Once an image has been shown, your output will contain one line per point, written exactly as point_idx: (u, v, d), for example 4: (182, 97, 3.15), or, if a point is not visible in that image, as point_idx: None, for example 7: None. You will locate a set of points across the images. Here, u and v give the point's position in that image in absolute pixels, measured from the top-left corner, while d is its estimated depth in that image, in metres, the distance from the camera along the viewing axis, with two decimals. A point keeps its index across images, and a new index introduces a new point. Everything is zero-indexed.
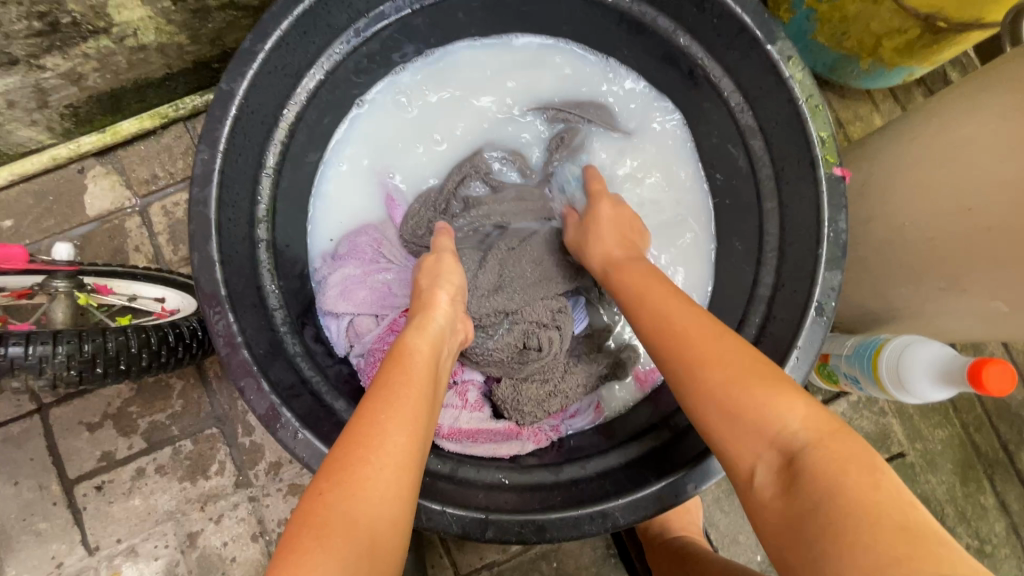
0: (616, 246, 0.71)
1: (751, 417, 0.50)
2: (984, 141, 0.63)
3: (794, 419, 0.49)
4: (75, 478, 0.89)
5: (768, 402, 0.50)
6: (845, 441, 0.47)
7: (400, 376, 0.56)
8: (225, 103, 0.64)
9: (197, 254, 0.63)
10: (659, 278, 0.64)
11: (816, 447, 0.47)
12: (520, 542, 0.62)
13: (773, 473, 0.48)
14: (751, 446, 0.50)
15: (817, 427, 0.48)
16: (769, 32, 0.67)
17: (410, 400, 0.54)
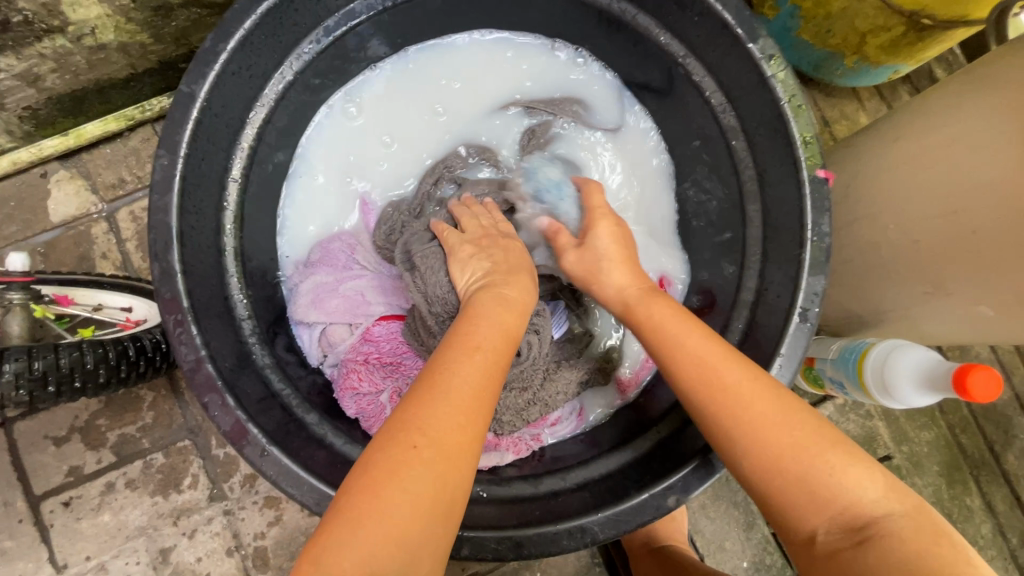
0: (633, 279, 0.64)
1: (822, 494, 0.48)
2: (968, 143, 0.62)
3: (869, 487, 0.48)
4: (41, 494, 0.86)
5: (835, 464, 0.48)
6: (921, 513, 0.47)
7: (443, 380, 0.49)
8: (185, 106, 0.61)
9: (157, 265, 0.60)
10: (664, 301, 0.61)
11: (904, 520, 0.46)
12: (496, 560, 0.60)
13: (839, 535, 0.47)
14: (817, 512, 0.48)
15: (889, 492, 0.48)
16: (751, 30, 0.65)
17: (456, 412, 0.47)
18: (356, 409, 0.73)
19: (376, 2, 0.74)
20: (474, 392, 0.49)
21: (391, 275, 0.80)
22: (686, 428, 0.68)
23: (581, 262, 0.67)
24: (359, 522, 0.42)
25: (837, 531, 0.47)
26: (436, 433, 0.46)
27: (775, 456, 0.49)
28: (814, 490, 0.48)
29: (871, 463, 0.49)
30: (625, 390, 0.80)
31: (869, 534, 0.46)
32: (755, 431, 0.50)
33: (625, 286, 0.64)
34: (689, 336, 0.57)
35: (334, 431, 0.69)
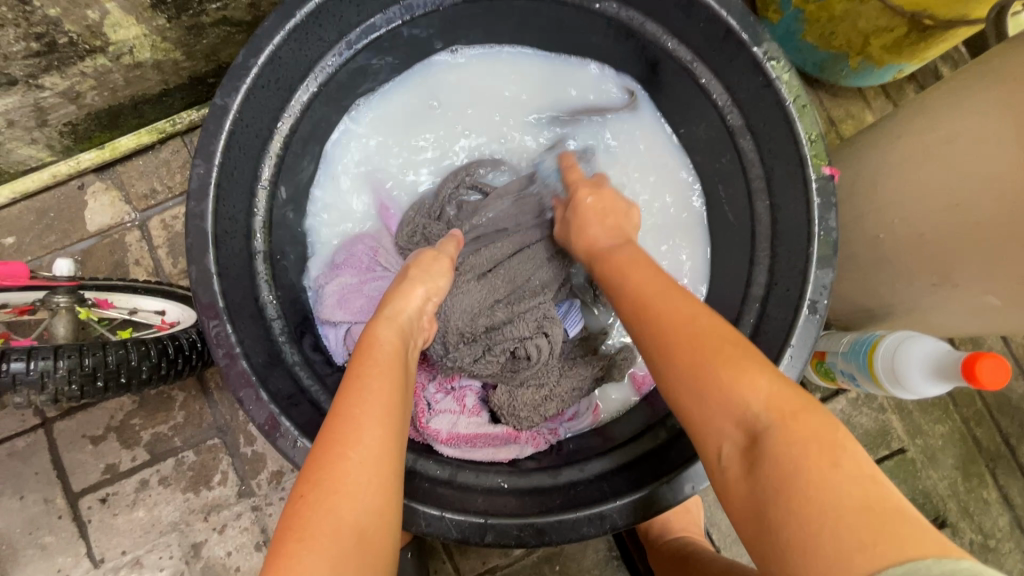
0: (604, 232, 0.70)
1: (716, 394, 0.48)
2: (971, 138, 0.63)
3: (755, 396, 0.47)
4: (79, 491, 0.90)
5: (728, 378, 0.48)
6: (807, 420, 0.45)
7: (354, 386, 0.55)
8: (220, 118, 0.65)
9: (195, 267, 0.64)
10: (614, 285, 0.62)
11: (782, 428, 0.45)
12: (519, 546, 0.62)
13: (734, 441, 0.47)
14: (716, 423, 0.48)
15: (776, 398, 0.46)
16: (755, 34, 0.68)
17: (375, 410, 0.53)
18: None
19: (395, 15, 0.78)
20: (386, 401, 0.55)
21: None
22: None
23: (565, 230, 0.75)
24: (302, 530, 0.46)
25: (735, 445, 0.47)
26: (356, 434, 0.51)
27: (698, 382, 0.49)
28: (714, 402, 0.48)
29: (773, 374, 0.48)
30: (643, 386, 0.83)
31: (759, 440, 0.45)
32: (677, 369, 0.51)
33: (596, 243, 0.69)
34: (650, 284, 0.58)
35: None
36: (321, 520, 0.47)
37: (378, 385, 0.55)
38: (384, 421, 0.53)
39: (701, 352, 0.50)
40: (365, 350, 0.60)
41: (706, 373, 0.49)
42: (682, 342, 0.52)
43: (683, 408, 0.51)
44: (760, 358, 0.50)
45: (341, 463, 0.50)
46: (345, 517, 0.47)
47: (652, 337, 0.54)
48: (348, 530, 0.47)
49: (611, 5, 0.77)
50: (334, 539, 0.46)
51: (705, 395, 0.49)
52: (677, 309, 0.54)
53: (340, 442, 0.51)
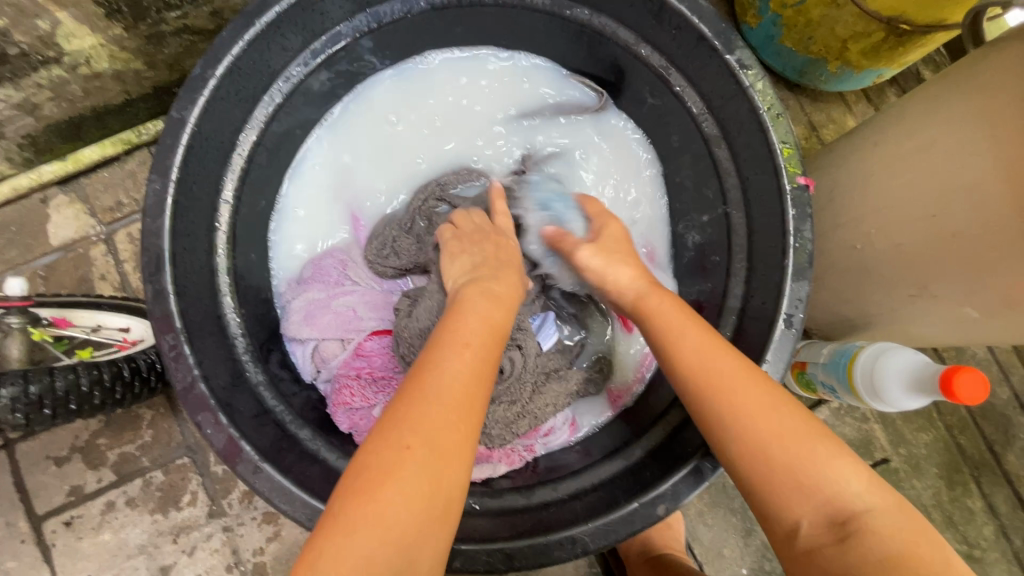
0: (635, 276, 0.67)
1: (808, 487, 0.49)
2: (948, 146, 0.62)
3: (854, 483, 0.49)
4: (43, 515, 0.87)
5: (823, 463, 0.50)
6: (927, 546, 0.47)
7: (435, 383, 0.50)
8: (175, 132, 0.63)
9: (150, 286, 0.62)
10: (666, 299, 0.63)
11: (877, 514, 0.48)
12: (489, 572, 0.60)
13: (822, 531, 0.49)
14: (803, 507, 0.49)
15: (875, 493, 0.49)
16: (728, 42, 0.66)
17: (455, 412, 0.49)
18: (348, 425, 0.74)
19: (361, 23, 0.76)
20: (468, 406, 0.50)
21: (384, 291, 0.82)
22: (676, 438, 0.69)
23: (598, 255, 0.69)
24: (355, 520, 0.44)
25: (818, 527, 0.49)
26: (428, 432, 0.47)
27: (791, 459, 0.50)
28: (795, 487, 0.50)
29: (851, 459, 0.51)
30: (618, 401, 0.81)
31: (852, 529, 0.48)
32: (745, 424, 0.52)
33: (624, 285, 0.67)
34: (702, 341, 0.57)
35: (328, 446, 0.70)
36: (383, 497, 0.45)
37: (462, 386, 0.51)
38: (461, 429, 0.49)
39: (784, 446, 0.50)
40: (450, 346, 0.54)
41: (765, 445, 0.51)
42: (779, 429, 0.51)
43: (755, 471, 0.51)
44: (832, 439, 0.51)
45: (410, 466, 0.46)
46: (403, 500, 0.45)
47: (726, 397, 0.53)
48: (401, 515, 0.45)
49: (583, 12, 0.76)
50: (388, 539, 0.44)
51: (793, 478, 0.50)
52: (732, 381, 0.54)
53: (418, 442, 0.47)
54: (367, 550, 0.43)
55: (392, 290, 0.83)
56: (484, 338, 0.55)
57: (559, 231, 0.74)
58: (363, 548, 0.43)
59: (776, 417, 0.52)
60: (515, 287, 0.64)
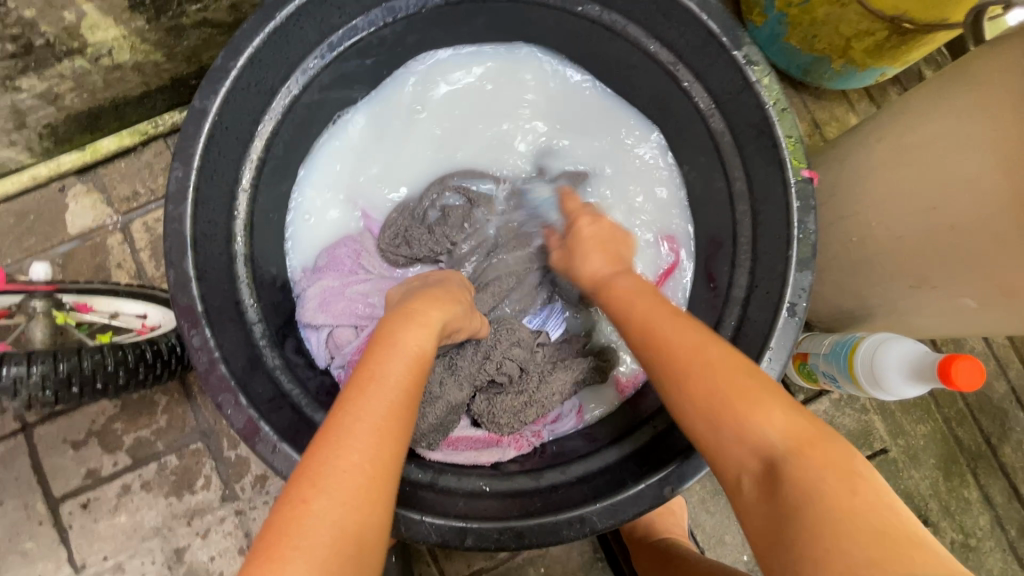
0: (607, 264, 0.69)
1: (739, 431, 0.49)
2: (947, 141, 0.64)
3: (772, 430, 0.48)
4: (60, 496, 0.89)
5: (752, 413, 0.49)
6: (826, 449, 0.46)
7: (374, 369, 0.54)
8: (198, 121, 0.65)
9: (173, 271, 0.64)
10: (630, 277, 0.65)
11: (797, 460, 0.46)
12: (500, 549, 0.62)
13: (753, 475, 0.48)
14: (736, 459, 0.49)
15: (794, 433, 0.48)
16: (735, 38, 0.68)
17: (389, 389, 0.52)
18: None
19: (377, 18, 0.78)
20: (401, 384, 0.53)
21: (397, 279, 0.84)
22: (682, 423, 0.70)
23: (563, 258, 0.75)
24: (306, 488, 0.46)
25: (756, 476, 0.48)
26: (368, 408, 0.51)
27: (717, 407, 0.51)
28: (729, 429, 0.50)
29: (788, 409, 0.50)
30: (626, 390, 0.82)
31: (776, 473, 0.47)
32: (687, 376, 0.53)
33: (596, 270, 0.69)
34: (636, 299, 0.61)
35: None
36: (333, 462, 0.47)
37: (398, 369, 0.54)
38: (396, 404, 0.52)
39: (709, 365, 0.53)
40: (385, 339, 0.57)
41: (713, 397, 0.51)
42: (703, 364, 0.53)
43: (694, 424, 0.52)
44: (776, 391, 0.51)
45: (354, 437, 0.49)
46: (346, 465, 0.47)
47: (661, 361, 0.55)
48: (350, 479, 0.47)
49: (593, 8, 0.78)
50: (340, 503, 0.46)
51: (722, 425, 0.50)
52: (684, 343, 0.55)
53: (358, 416, 0.50)
54: (322, 513, 0.45)
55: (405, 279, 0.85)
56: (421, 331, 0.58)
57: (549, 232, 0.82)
58: (316, 512, 0.45)
59: (709, 362, 0.53)
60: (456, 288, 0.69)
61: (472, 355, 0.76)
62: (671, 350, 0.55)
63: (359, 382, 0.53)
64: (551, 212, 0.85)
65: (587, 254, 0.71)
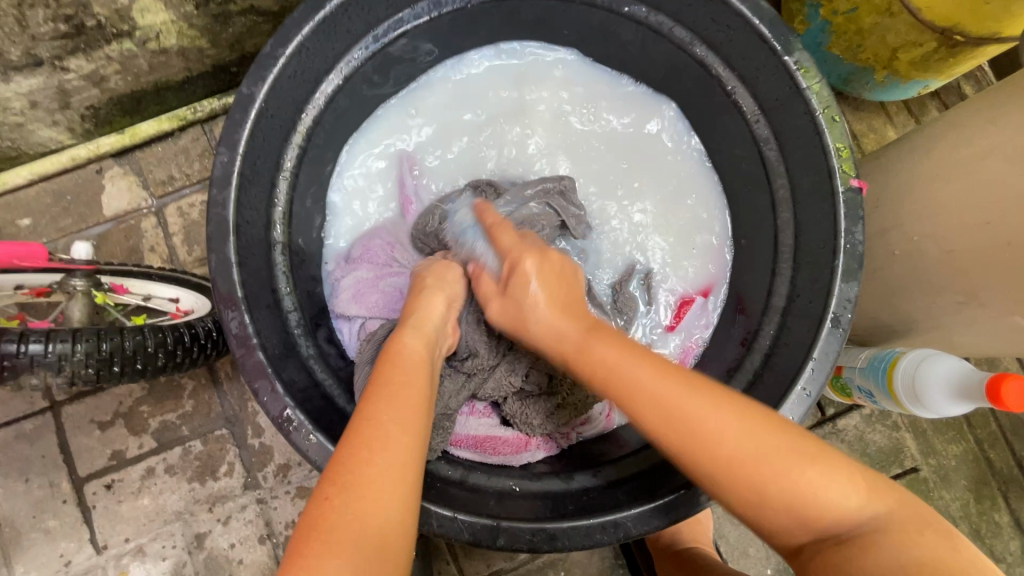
0: (570, 319, 0.59)
1: (799, 503, 0.48)
2: (1004, 155, 0.63)
3: (836, 493, 0.48)
4: (85, 477, 0.89)
5: (811, 482, 0.48)
6: (908, 507, 0.48)
7: (398, 373, 0.57)
8: (245, 107, 0.65)
9: (215, 256, 0.64)
10: (607, 339, 0.57)
11: (888, 530, 0.46)
12: (531, 551, 0.61)
13: (817, 539, 0.48)
14: (799, 526, 0.48)
15: (872, 497, 0.48)
16: (787, 43, 0.67)
17: (409, 391, 0.55)
18: None
19: (423, 11, 0.77)
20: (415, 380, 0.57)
21: None
22: None
23: (505, 313, 0.63)
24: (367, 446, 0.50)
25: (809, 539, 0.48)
26: (397, 410, 0.53)
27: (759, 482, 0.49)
28: (783, 504, 0.48)
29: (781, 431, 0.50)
30: None
31: (847, 540, 0.47)
32: (698, 438, 0.50)
33: (535, 319, 0.61)
34: (614, 350, 0.55)
35: None
36: (378, 456, 0.49)
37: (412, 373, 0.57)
38: (413, 408, 0.54)
39: (738, 443, 0.49)
40: (396, 347, 0.60)
41: (742, 466, 0.49)
42: (726, 430, 0.50)
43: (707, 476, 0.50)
44: (820, 444, 0.50)
45: (392, 437, 0.51)
46: (378, 465, 0.49)
47: (677, 439, 0.50)
48: (385, 479, 0.48)
49: (640, 9, 0.77)
50: (377, 494, 0.47)
51: (775, 501, 0.48)
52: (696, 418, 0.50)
53: (390, 414, 0.52)
54: (346, 504, 0.46)
55: None
56: (418, 359, 0.60)
57: (477, 266, 0.68)
58: (346, 502, 0.47)
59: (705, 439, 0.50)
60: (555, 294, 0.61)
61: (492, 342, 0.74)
62: (699, 452, 0.50)
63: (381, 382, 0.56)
64: (478, 242, 0.71)
65: (526, 315, 0.61)
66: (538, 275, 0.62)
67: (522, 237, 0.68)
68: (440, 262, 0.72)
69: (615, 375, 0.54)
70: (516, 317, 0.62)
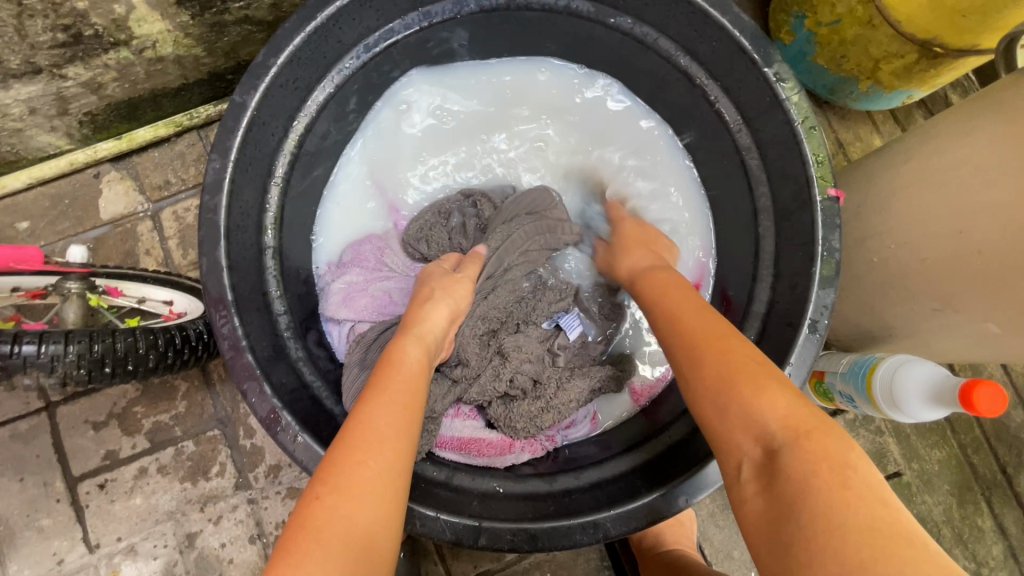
0: (652, 258, 0.73)
1: (745, 410, 0.49)
2: (977, 166, 0.64)
3: (771, 412, 0.48)
4: (78, 476, 0.91)
5: (753, 394, 0.49)
6: (828, 439, 0.45)
7: (390, 381, 0.57)
8: (237, 115, 0.67)
9: (206, 260, 0.65)
10: (662, 272, 0.68)
11: (797, 445, 0.45)
12: (512, 550, 0.62)
13: (751, 456, 0.48)
14: (737, 437, 0.49)
15: (793, 419, 0.47)
16: (766, 55, 0.69)
17: (403, 400, 0.56)
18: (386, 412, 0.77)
19: (413, 21, 0.79)
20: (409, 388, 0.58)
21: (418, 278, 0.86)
22: (697, 433, 0.71)
23: (607, 255, 0.81)
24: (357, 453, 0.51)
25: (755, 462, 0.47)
26: (387, 417, 0.54)
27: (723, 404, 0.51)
28: (734, 413, 0.50)
29: (793, 397, 0.49)
30: (640, 398, 0.83)
31: (775, 454, 0.46)
32: (698, 358, 0.54)
33: (636, 262, 0.73)
34: (685, 299, 0.61)
35: None
36: (365, 463, 0.50)
37: (404, 381, 0.58)
38: (405, 424, 0.55)
39: (712, 358, 0.53)
40: (393, 356, 0.61)
41: (710, 389, 0.52)
42: (708, 354, 0.54)
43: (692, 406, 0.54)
44: (784, 382, 0.50)
45: (380, 445, 0.52)
46: (366, 472, 0.50)
47: (670, 331, 0.59)
48: (371, 487, 0.50)
49: (626, 21, 0.79)
50: (363, 501, 0.49)
51: (726, 415, 0.50)
52: (701, 332, 0.56)
53: (380, 423, 0.53)
54: (334, 508, 0.48)
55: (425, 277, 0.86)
56: (415, 368, 0.60)
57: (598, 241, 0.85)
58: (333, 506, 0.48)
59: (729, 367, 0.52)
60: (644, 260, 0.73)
61: (480, 347, 0.76)
62: (679, 322, 0.58)
63: (374, 389, 0.57)
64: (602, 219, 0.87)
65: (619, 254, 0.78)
66: (647, 254, 0.74)
67: (640, 220, 0.83)
68: (450, 275, 0.73)
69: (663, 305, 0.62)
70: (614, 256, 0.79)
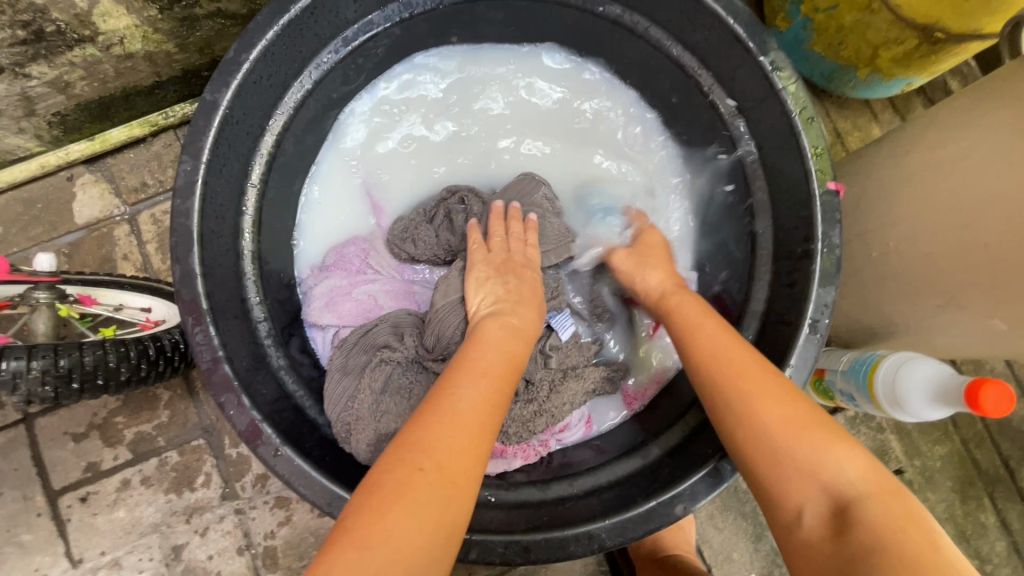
0: (665, 279, 0.73)
1: (809, 469, 0.49)
2: (983, 154, 0.62)
3: (850, 470, 0.49)
4: (59, 489, 0.88)
5: (829, 450, 0.50)
6: (898, 500, 0.46)
7: (461, 384, 0.54)
8: (208, 114, 0.63)
9: (178, 267, 0.62)
10: (694, 302, 0.68)
11: (875, 500, 0.47)
12: (504, 564, 0.60)
13: (823, 521, 0.48)
14: (801, 491, 0.49)
15: (874, 480, 0.48)
16: (763, 43, 0.65)
17: (478, 405, 0.53)
18: None
19: (394, 13, 0.76)
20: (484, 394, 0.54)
21: (405, 281, 0.83)
22: (695, 438, 0.68)
23: (630, 261, 0.77)
24: (425, 456, 0.48)
25: (820, 522, 0.48)
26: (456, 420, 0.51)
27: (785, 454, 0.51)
28: (800, 469, 0.50)
29: (863, 455, 0.50)
30: (635, 401, 0.81)
31: (851, 516, 0.46)
32: (748, 393, 0.55)
33: (651, 286, 0.73)
34: (709, 326, 0.63)
35: None
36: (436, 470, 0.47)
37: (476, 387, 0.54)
38: (484, 421, 0.52)
39: (768, 396, 0.54)
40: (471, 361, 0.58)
41: (762, 415, 0.53)
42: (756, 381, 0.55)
43: (733, 434, 0.54)
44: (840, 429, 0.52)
45: (447, 449, 0.49)
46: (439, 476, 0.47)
47: (720, 386, 0.57)
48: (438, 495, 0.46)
49: (615, 8, 0.76)
50: (430, 510, 0.45)
51: (793, 465, 0.50)
52: (745, 365, 0.57)
53: (448, 426, 0.50)
54: (404, 516, 0.44)
55: (413, 280, 0.84)
56: (495, 372, 0.57)
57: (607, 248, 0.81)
58: (401, 511, 0.44)
59: (755, 390, 0.54)
60: (663, 251, 0.78)
61: None
62: (735, 384, 0.56)
63: (445, 390, 0.54)
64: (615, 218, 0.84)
65: (647, 267, 0.75)
66: (658, 248, 0.78)
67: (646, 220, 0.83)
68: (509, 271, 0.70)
69: (698, 343, 0.62)
70: (640, 265, 0.76)
